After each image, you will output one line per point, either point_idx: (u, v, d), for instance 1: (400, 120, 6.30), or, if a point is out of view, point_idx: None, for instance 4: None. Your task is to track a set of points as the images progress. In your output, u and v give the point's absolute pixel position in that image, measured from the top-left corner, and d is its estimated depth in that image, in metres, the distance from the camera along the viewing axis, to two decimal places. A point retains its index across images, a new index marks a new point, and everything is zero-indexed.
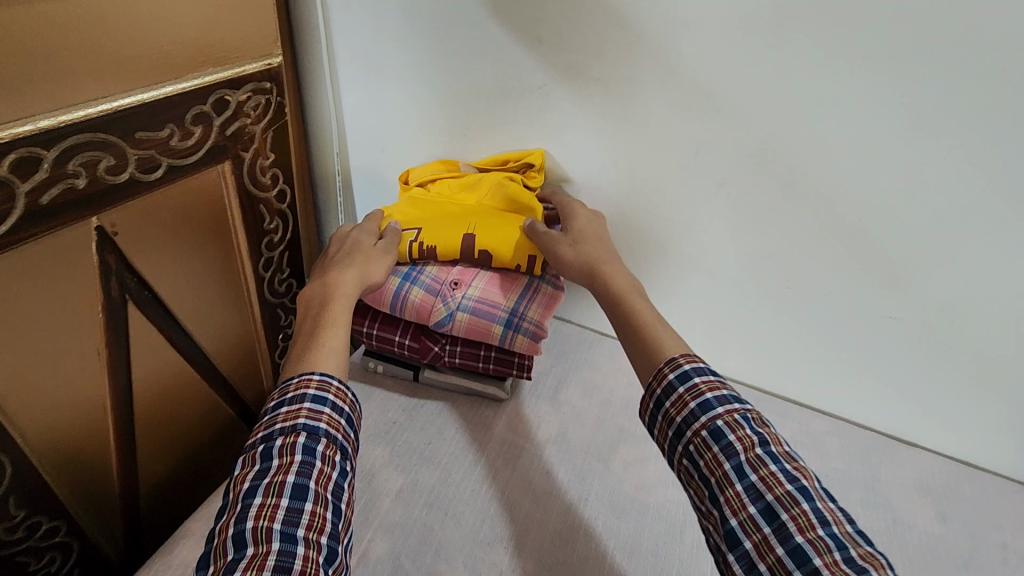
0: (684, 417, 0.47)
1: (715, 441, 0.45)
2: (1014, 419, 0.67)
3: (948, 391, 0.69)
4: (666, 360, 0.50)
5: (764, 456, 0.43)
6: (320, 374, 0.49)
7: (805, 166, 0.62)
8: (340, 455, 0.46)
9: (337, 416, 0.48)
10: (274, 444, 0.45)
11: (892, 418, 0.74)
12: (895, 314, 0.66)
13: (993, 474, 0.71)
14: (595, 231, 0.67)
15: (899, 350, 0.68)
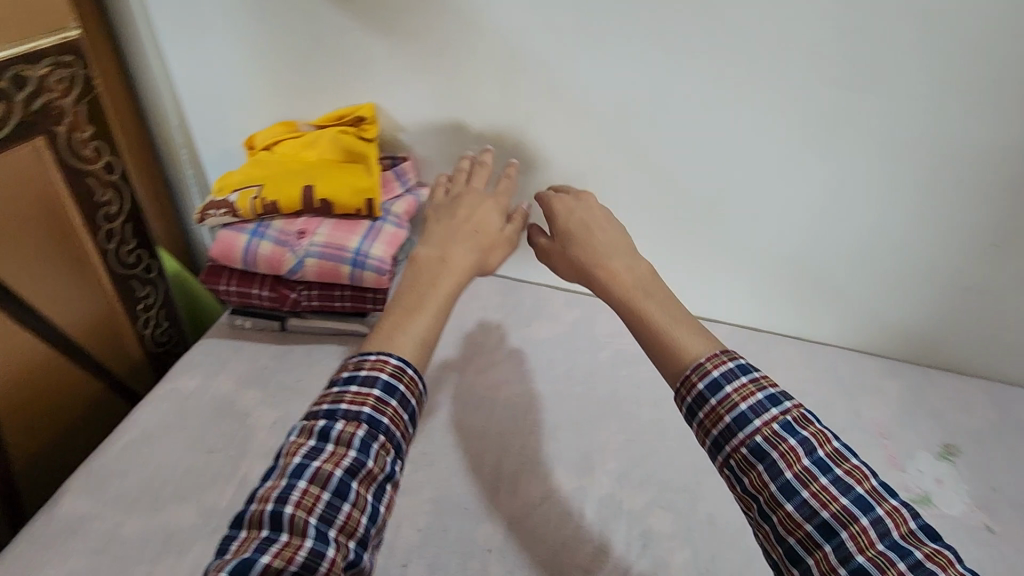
0: (720, 431, 0.46)
1: (759, 458, 0.44)
2: (787, 286, 0.83)
3: (735, 272, 0.84)
4: (693, 367, 0.48)
5: (812, 467, 0.42)
6: (396, 359, 0.50)
7: (586, 94, 0.73)
8: (393, 454, 0.48)
9: (400, 412, 0.49)
10: (334, 427, 0.47)
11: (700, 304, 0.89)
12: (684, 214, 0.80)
13: (780, 334, 0.88)
14: (606, 228, 0.65)
15: (693, 245, 0.83)
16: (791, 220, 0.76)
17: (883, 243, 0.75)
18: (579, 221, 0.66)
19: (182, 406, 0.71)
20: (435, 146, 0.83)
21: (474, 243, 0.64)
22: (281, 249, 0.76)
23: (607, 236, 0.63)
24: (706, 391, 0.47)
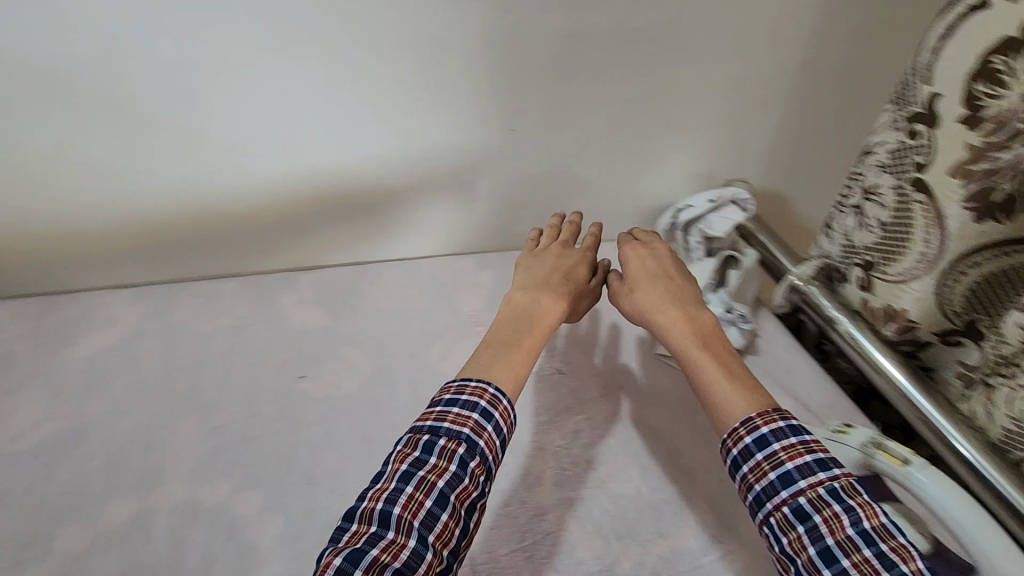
0: (766, 487, 0.63)
1: (800, 522, 0.60)
2: (489, 236, 1.11)
3: (437, 235, 1.08)
4: (742, 423, 0.66)
5: (856, 538, 0.57)
6: (492, 391, 0.66)
7: (287, 106, 0.87)
8: (485, 473, 0.62)
9: (490, 437, 0.64)
10: (437, 443, 0.62)
11: (425, 274, 1.02)
12: (388, 197, 1.01)
13: (496, 273, 1.04)
14: (665, 266, 0.87)
15: (406, 213, 1.04)
16: (472, 194, 1.04)
17: (576, 181, 1.08)
18: (657, 264, 0.87)
19: None
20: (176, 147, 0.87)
21: (659, 294, 0.82)
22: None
23: (682, 283, 0.84)
24: (753, 444, 0.65)
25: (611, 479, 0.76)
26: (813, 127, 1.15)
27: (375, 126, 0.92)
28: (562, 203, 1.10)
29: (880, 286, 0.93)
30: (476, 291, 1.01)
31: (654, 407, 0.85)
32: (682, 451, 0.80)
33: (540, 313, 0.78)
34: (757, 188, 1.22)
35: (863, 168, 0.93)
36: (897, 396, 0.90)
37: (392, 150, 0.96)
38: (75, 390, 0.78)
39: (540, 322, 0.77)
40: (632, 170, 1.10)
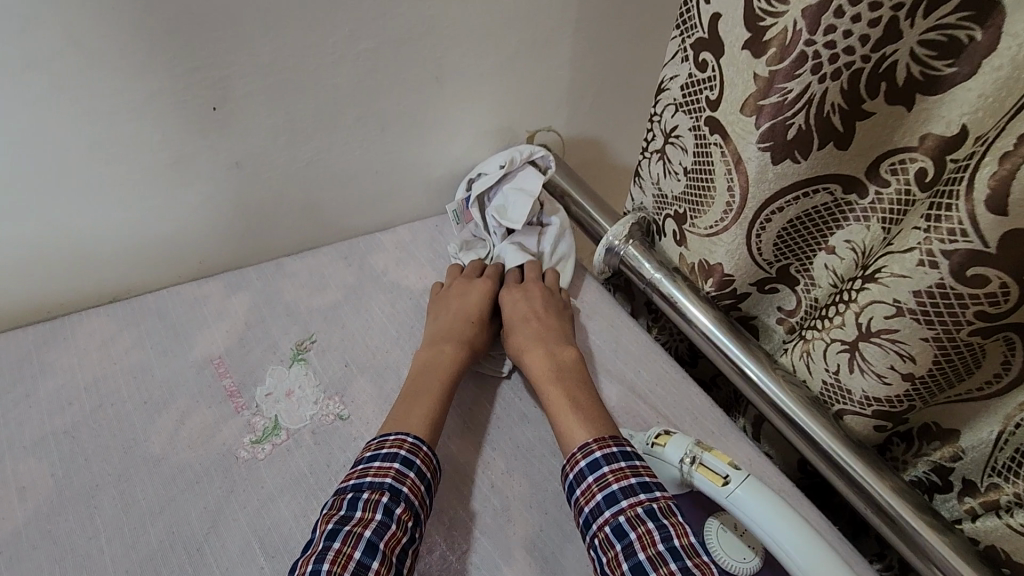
0: (592, 506, 0.57)
1: (618, 539, 0.54)
2: (238, 247, 0.85)
3: (160, 259, 0.80)
4: (580, 446, 0.61)
5: (665, 553, 0.51)
6: (412, 440, 0.62)
7: None
8: (412, 520, 0.57)
9: (416, 482, 0.59)
10: (360, 497, 0.56)
11: (151, 318, 0.76)
12: (68, 230, 0.71)
13: (248, 300, 0.81)
14: (557, 304, 0.81)
15: (105, 242, 0.74)
16: (198, 204, 0.77)
17: (339, 163, 0.85)
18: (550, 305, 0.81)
19: None
20: None
21: (535, 332, 0.76)
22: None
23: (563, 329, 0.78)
24: (586, 468, 0.59)
25: None
26: (607, 61, 1.03)
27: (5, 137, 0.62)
28: (329, 190, 0.87)
29: (692, 240, 0.84)
30: (223, 328, 0.77)
31: (461, 438, 0.71)
32: (495, 489, 0.67)
33: (434, 359, 0.73)
34: (562, 134, 1.10)
35: (659, 108, 0.82)
36: (718, 355, 0.82)
37: (49, 165, 0.66)
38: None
39: (436, 366, 0.72)
40: (410, 136, 0.89)
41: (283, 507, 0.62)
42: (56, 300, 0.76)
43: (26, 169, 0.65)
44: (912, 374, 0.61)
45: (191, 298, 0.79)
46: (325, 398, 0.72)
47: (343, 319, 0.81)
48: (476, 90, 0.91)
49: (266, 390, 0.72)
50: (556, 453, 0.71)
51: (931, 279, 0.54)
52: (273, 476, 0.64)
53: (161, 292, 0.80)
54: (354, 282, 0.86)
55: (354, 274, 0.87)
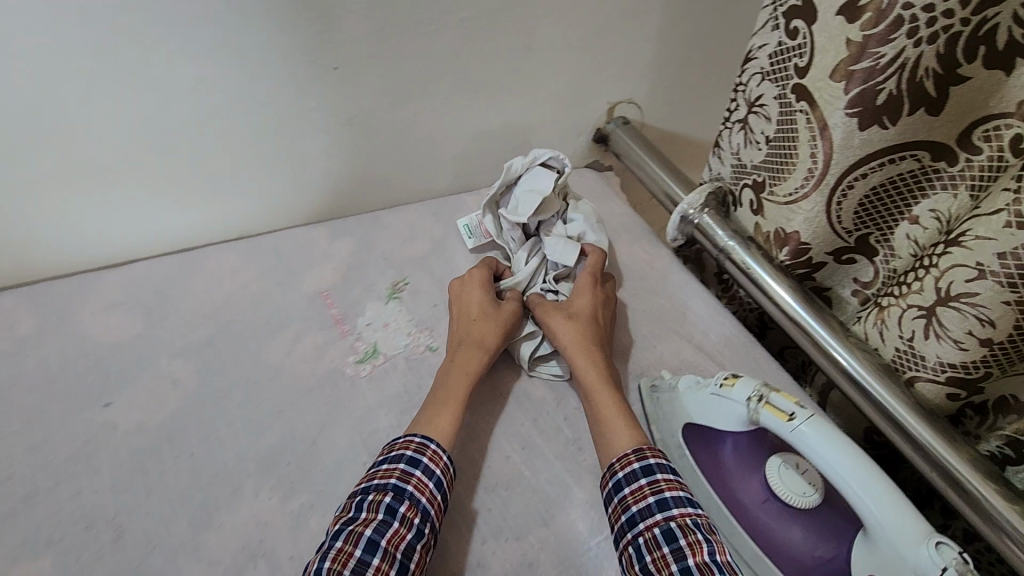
0: (640, 508, 0.59)
1: (666, 542, 0.56)
2: (344, 197, 0.95)
3: (279, 202, 0.90)
4: (634, 450, 0.64)
5: (711, 564, 0.53)
6: (419, 439, 0.63)
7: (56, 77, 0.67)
8: (419, 517, 0.58)
9: (423, 480, 0.60)
10: (366, 498, 0.58)
11: (270, 253, 0.87)
12: (212, 171, 0.82)
13: (351, 243, 0.90)
14: (591, 288, 0.80)
15: (238, 183, 0.85)
16: (316, 154, 0.87)
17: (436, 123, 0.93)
18: (583, 293, 0.80)
19: None
20: None
21: (574, 323, 0.76)
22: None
23: (597, 316, 0.78)
24: (639, 469, 0.62)
25: (491, 467, 0.68)
26: (691, 36, 1.05)
27: (174, 85, 0.73)
28: (425, 150, 0.95)
29: (770, 208, 0.86)
30: (330, 266, 0.87)
31: (537, 377, 0.78)
32: (566, 422, 0.73)
33: (462, 365, 0.73)
34: (642, 108, 1.13)
35: (745, 77, 0.84)
36: (788, 320, 0.84)
37: (203, 112, 0.77)
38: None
39: (468, 371, 0.72)
40: (500, 103, 0.95)
41: (382, 417, 0.70)
42: (194, 232, 0.88)
43: (186, 114, 0.76)
44: (991, 340, 0.62)
45: (303, 240, 0.89)
46: (417, 332, 0.80)
47: (432, 267, 0.89)
48: (564, 61, 0.96)
49: (366, 320, 0.81)
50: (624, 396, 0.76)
51: (1016, 242, 0.56)
52: (373, 392, 0.73)
53: (278, 232, 0.90)
54: (442, 234, 0.94)
55: (442, 228, 0.95)
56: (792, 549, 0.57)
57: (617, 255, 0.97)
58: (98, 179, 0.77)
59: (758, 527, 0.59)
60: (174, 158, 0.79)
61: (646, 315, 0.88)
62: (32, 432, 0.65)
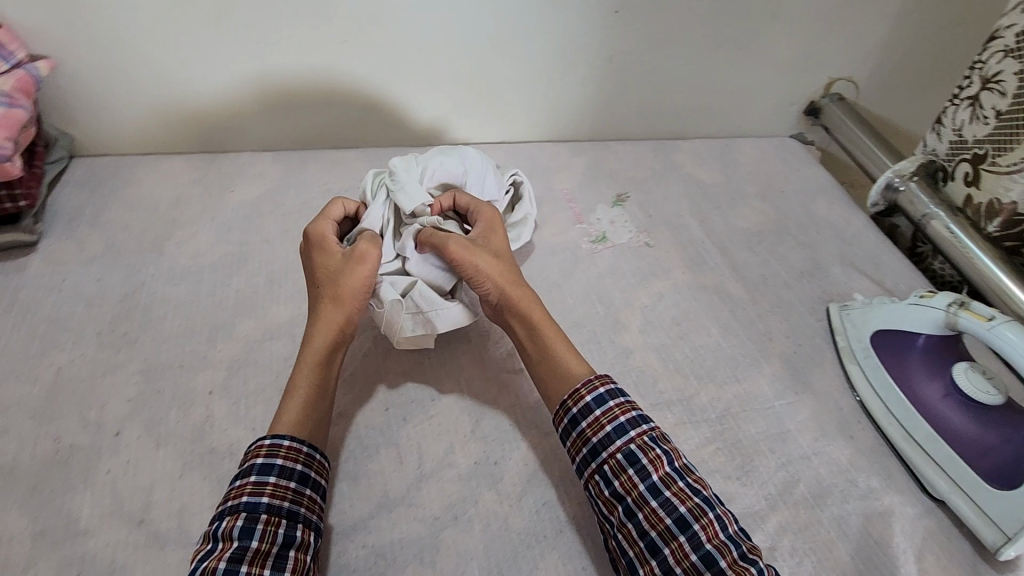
0: (601, 439, 0.61)
1: (630, 464, 0.59)
2: (584, 123, 1.16)
3: (537, 119, 1.14)
4: (584, 382, 0.65)
5: (672, 474, 0.59)
6: (268, 441, 0.57)
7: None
8: (283, 524, 0.54)
9: (279, 487, 0.55)
10: (220, 526, 0.52)
11: (527, 156, 1.10)
12: (504, 84, 1.07)
13: (586, 158, 1.11)
14: (497, 225, 0.79)
15: (516, 97, 1.10)
16: (577, 83, 1.09)
17: (675, 71, 1.11)
18: (490, 231, 0.78)
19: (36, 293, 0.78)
20: (340, 38, 0.95)
21: (495, 259, 0.73)
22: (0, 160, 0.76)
23: (506, 249, 0.77)
24: (591, 402, 0.63)
25: (694, 334, 0.83)
26: (921, 22, 1.13)
27: (505, 12, 0.98)
28: (658, 92, 1.13)
29: (987, 179, 0.91)
30: (569, 173, 1.07)
31: (735, 280, 0.91)
32: (761, 318, 0.86)
33: (317, 331, 0.67)
34: (859, 88, 1.21)
35: (985, 56, 0.91)
36: (986, 285, 0.89)
37: (516, 36, 1.01)
38: (236, 226, 0.91)
39: (322, 331, 0.67)
40: (734, 61, 1.11)
41: (608, 282, 0.89)
42: (472, 132, 1.13)
43: (505, 37, 1.01)
44: None
45: (549, 152, 1.11)
46: (637, 232, 0.98)
47: (650, 188, 1.06)
48: (800, 30, 1.09)
49: (598, 216, 1.00)
50: (812, 313, 0.88)
51: None
52: (601, 263, 0.92)
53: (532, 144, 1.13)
54: (660, 166, 1.11)
55: (660, 162, 1.12)
56: (963, 434, 0.69)
57: (816, 208, 1.06)
58: (431, 78, 1.04)
59: (935, 415, 0.72)
60: (484, 70, 1.04)
61: (839, 258, 0.97)
62: None
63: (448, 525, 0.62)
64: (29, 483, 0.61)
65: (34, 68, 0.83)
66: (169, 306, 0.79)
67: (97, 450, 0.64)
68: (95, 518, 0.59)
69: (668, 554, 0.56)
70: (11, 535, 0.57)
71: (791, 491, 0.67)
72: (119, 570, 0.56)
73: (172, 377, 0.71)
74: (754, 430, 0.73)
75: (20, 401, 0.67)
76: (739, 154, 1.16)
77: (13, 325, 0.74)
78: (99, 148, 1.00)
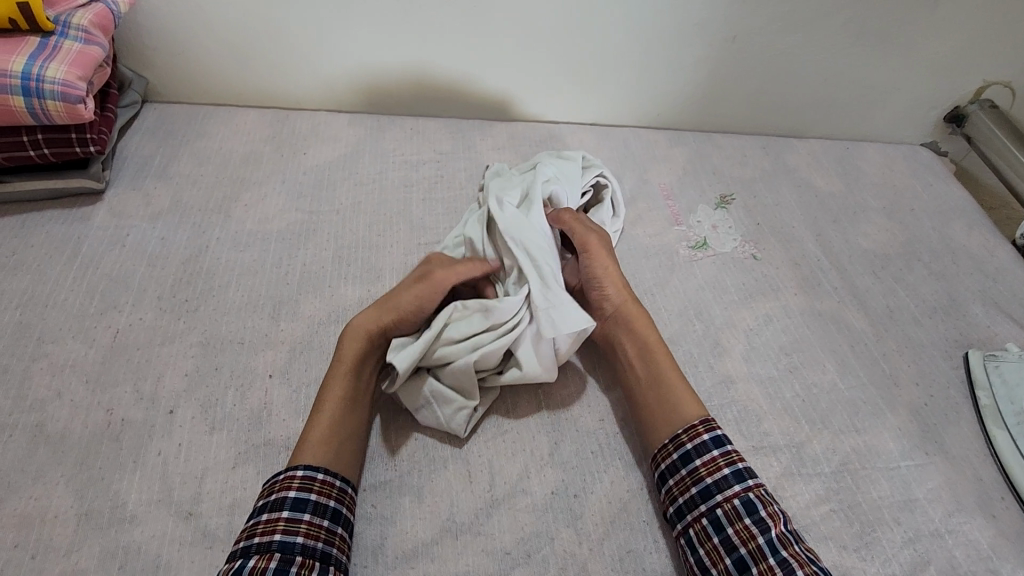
0: (717, 480, 0.55)
1: (747, 514, 0.53)
2: (690, 108, 1.05)
3: (637, 100, 1.02)
4: (700, 419, 0.59)
5: (788, 535, 0.53)
6: (303, 470, 0.53)
7: None
8: (317, 567, 0.49)
9: (314, 525, 0.51)
10: (245, 565, 0.48)
11: (622, 141, 0.99)
12: (608, 59, 0.96)
13: (688, 150, 0.99)
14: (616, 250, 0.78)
15: (620, 74, 0.98)
16: (689, 63, 0.97)
17: (805, 58, 0.99)
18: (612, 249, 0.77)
19: (99, 248, 0.73)
20: None
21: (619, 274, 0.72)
22: (74, 101, 0.71)
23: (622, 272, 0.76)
24: (711, 440, 0.57)
25: (806, 368, 0.72)
26: None
27: None
28: (781, 81, 1.02)
29: None
30: (668, 166, 0.96)
31: (855, 309, 0.80)
32: (885, 357, 0.75)
33: (349, 338, 0.62)
34: (1014, 94, 1.06)
35: None
36: None
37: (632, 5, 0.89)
38: (307, 192, 0.84)
39: (353, 340, 0.62)
40: (875, 52, 0.98)
41: (708, 295, 0.79)
42: (563, 109, 1.03)
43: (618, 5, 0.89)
44: None
45: (646, 140, 1.00)
46: (742, 241, 0.86)
47: (759, 191, 0.94)
48: (961, 22, 0.95)
49: (698, 217, 0.89)
50: (946, 359, 0.75)
51: None
52: (702, 273, 0.81)
53: (627, 128, 1.02)
54: (771, 166, 0.98)
55: (771, 162, 0.99)
56: None
57: (952, 233, 0.92)
58: (529, 46, 0.93)
59: None
60: (589, 41, 0.93)
61: (980, 295, 0.84)
62: (450, 217, 0.84)
63: (520, 563, 0.54)
64: (78, 456, 0.57)
65: (113, 3, 0.77)
66: (233, 274, 0.73)
67: (150, 427, 0.59)
68: (142, 504, 0.55)
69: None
70: (56, 512, 0.53)
71: (920, 575, 0.57)
72: (164, 565, 0.52)
73: (232, 355, 0.66)
74: (877, 493, 0.62)
75: (75, 363, 0.63)
76: (863, 161, 1.02)
77: (75, 278, 0.70)
78: (171, 94, 0.94)
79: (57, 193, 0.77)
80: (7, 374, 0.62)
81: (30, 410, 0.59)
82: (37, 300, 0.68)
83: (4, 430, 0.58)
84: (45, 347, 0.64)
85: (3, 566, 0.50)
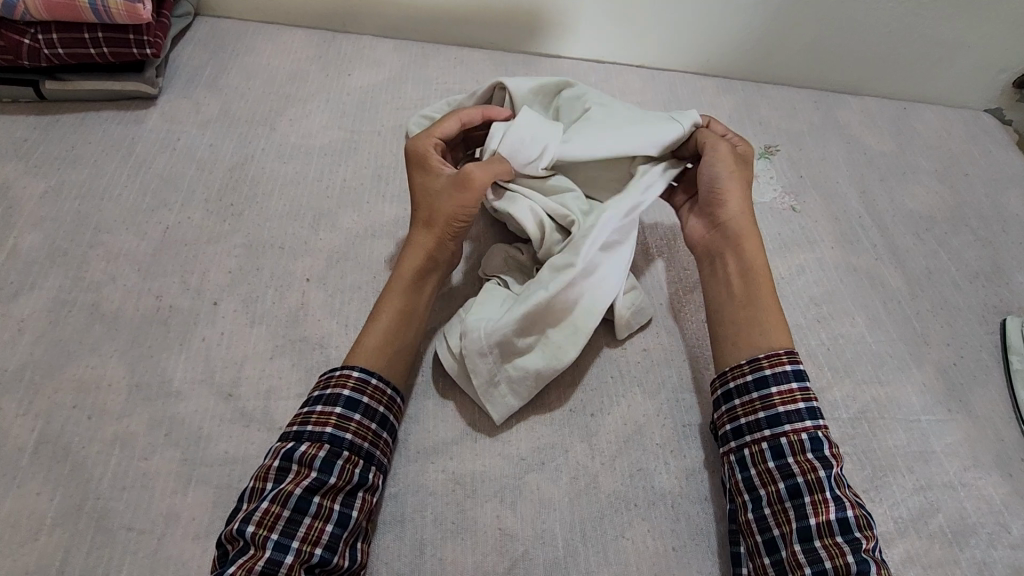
0: (789, 412, 0.55)
1: (813, 447, 0.53)
2: (741, 57, 1.01)
3: (685, 45, 1.00)
4: (787, 350, 0.58)
5: (843, 476, 0.53)
6: (359, 372, 0.55)
7: None
8: (360, 464, 0.52)
9: (363, 425, 0.54)
10: (298, 449, 0.51)
11: (669, 85, 0.97)
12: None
13: (734, 98, 0.96)
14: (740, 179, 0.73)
15: (671, 15, 0.95)
16: (745, 6, 0.94)
17: (867, 8, 0.95)
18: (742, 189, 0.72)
19: (153, 151, 0.76)
20: None
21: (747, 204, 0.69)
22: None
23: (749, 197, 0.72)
24: (793, 371, 0.56)
25: (835, 319, 0.72)
26: None
27: None
28: (839, 31, 0.98)
29: None
30: (712, 113, 0.94)
31: (893, 267, 0.78)
32: (917, 316, 0.74)
33: (410, 258, 0.63)
34: None
35: None
36: None
37: None
38: (349, 112, 0.85)
39: (413, 258, 0.63)
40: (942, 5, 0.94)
41: None
42: (609, 50, 1.01)
43: None
44: None
45: (693, 86, 0.97)
46: (783, 192, 0.85)
47: (806, 144, 0.91)
48: None
49: None
50: (982, 323, 0.74)
51: None
52: None
53: (674, 73, 1.00)
54: (820, 120, 0.95)
55: (821, 117, 0.96)
56: None
57: (1006, 201, 0.89)
58: None
59: None
60: None
61: None
62: None
63: (534, 469, 0.57)
64: (130, 334, 0.61)
65: None
66: (277, 184, 0.76)
67: (195, 315, 0.63)
68: (186, 382, 0.59)
69: (817, 549, 0.49)
70: (110, 381, 0.58)
71: (926, 520, 0.58)
72: (205, 437, 0.55)
73: (272, 258, 0.68)
74: (893, 441, 0.63)
75: (129, 252, 0.67)
76: (918, 122, 0.98)
77: (129, 175, 0.73)
78: (222, 9, 0.95)
79: (113, 94, 0.80)
80: (68, 256, 0.65)
81: (87, 290, 0.63)
82: (94, 193, 0.71)
83: (65, 305, 0.62)
84: (102, 236, 0.68)
85: (64, 422, 0.55)
